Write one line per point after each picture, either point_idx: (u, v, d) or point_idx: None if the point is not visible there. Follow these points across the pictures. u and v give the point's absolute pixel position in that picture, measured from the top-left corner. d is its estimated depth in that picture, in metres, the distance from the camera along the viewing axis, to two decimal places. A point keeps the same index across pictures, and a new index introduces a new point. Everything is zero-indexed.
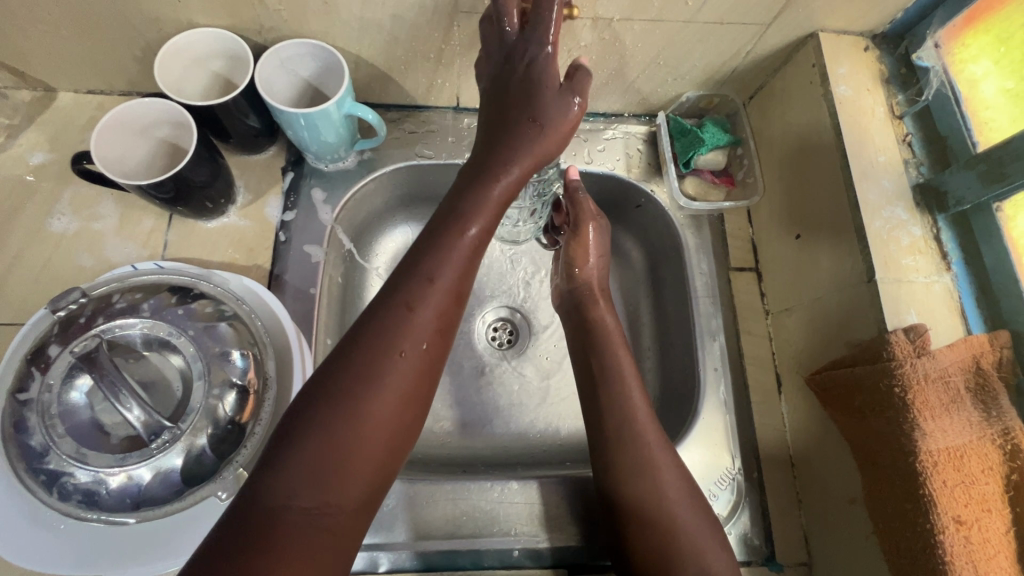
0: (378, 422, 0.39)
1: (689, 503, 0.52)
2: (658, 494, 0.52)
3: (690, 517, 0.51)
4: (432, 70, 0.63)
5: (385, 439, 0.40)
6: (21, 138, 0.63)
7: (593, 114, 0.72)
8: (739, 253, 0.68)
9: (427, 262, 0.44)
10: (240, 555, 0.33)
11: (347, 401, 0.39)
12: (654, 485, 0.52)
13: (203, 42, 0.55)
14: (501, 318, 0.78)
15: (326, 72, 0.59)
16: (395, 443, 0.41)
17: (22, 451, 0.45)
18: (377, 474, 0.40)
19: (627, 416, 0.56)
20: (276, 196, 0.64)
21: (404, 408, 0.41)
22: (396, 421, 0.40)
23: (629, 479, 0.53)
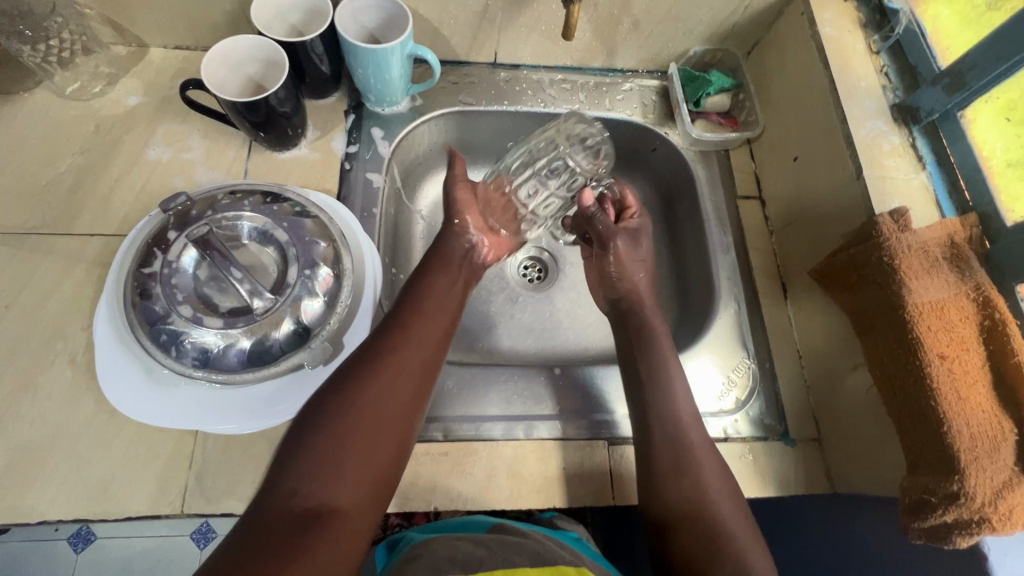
0: (358, 457, 0.45)
1: (736, 512, 0.54)
2: (700, 478, 0.55)
3: (730, 499, 0.54)
4: (476, 25, 0.73)
5: (386, 434, 0.47)
6: (117, 84, 0.72)
7: (612, 70, 0.83)
8: (744, 184, 0.78)
9: (408, 300, 0.58)
10: (267, 547, 0.39)
11: (336, 415, 0.46)
12: (695, 466, 0.56)
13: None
14: (532, 257, 0.87)
15: (387, 24, 0.68)
16: (384, 473, 0.46)
17: (147, 316, 0.53)
18: (380, 460, 0.46)
19: (657, 380, 0.61)
20: (340, 132, 0.73)
21: (387, 442, 0.47)
22: (392, 424, 0.48)
23: (672, 476, 0.56)
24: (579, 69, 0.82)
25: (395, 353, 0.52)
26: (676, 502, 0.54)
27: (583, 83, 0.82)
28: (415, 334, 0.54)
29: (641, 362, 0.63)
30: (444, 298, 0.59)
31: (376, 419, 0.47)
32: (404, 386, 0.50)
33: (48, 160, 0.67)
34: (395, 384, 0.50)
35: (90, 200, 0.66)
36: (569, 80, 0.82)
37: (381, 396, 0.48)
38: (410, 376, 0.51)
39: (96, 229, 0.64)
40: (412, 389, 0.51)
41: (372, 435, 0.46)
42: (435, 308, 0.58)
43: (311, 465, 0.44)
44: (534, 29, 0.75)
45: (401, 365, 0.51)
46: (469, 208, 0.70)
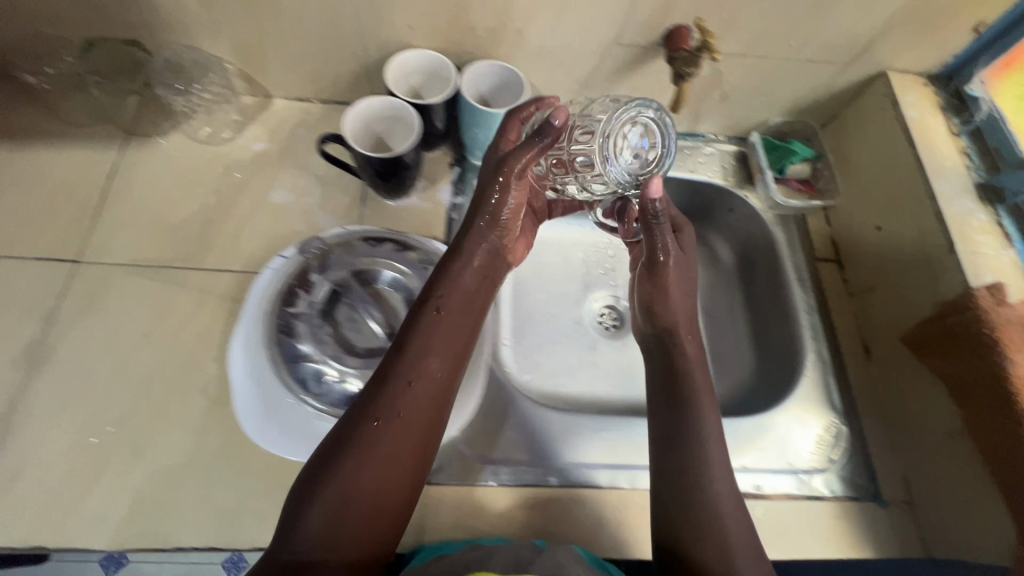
0: (369, 497, 0.47)
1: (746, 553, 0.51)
2: (683, 517, 0.53)
3: (739, 533, 0.52)
4: (578, 92, 0.79)
5: (380, 489, 0.47)
6: (244, 131, 0.78)
7: (693, 134, 0.88)
8: (821, 247, 0.82)
9: (418, 339, 0.54)
10: None
11: (348, 473, 0.46)
12: (698, 502, 0.53)
13: (418, 58, 0.71)
14: (608, 305, 0.91)
15: (502, 89, 0.74)
16: (384, 526, 0.47)
17: (292, 351, 0.57)
18: (383, 519, 0.48)
19: (682, 398, 0.60)
20: (446, 184, 0.78)
21: (393, 497, 0.48)
22: (379, 479, 0.47)
23: (675, 506, 0.54)
24: None
25: (399, 411, 0.50)
26: (686, 532, 0.52)
27: None
28: (422, 378, 0.51)
29: (684, 391, 0.60)
30: (450, 331, 0.55)
31: (376, 478, 0.47)
32: (393, 440, 0.49)
33: (182, 199, 0.72)
34: (384, 437, 0.48)
35: (220, 238, 0.70)
36: None
37: (383, 454, 0.48)
38: (412, 430, 0.50)
39: (225, 266, 0.69)
40: (394, 442, 0.49)
41: (383, 478, 0.48)
42: (437, 346, 0.54)
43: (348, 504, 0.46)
44: (630, 97, 0.80)
45: (404, 417, 0.50)
46: (517, 182, 0.59)
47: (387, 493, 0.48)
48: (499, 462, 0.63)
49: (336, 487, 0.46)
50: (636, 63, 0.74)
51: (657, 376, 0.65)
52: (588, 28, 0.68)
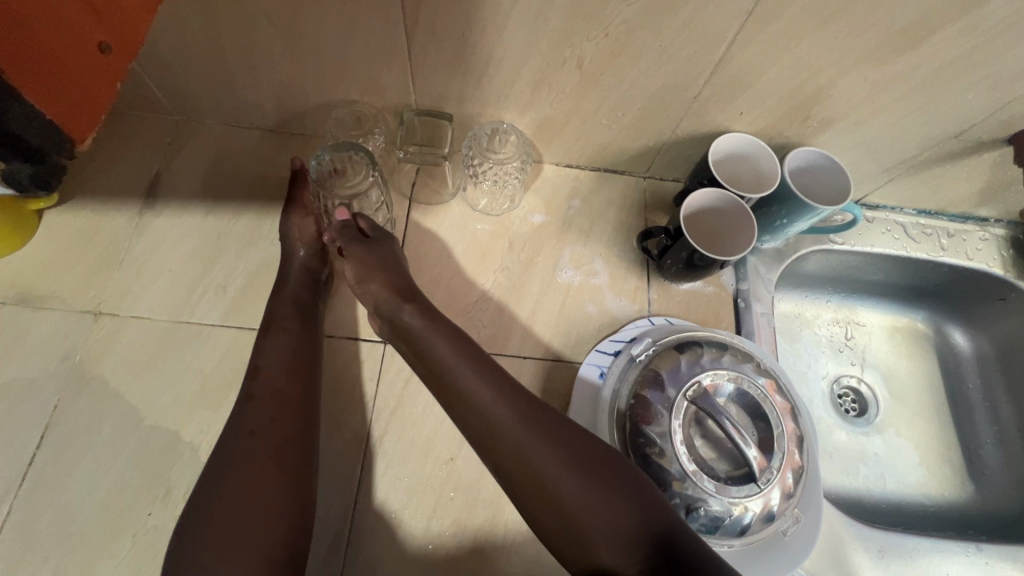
0: (230, 501, 0.47)
1: (586, 495, 0.45)
2: (520, 465, 0.47)
3: (567, 482, 0.46)
4: (872, 175, 0.74)
5: (243, 486, 0.47)
6: (521, 200, 0.75)
7: (966, 217, 0.83)
8: None
9: (268, 359, 0.56)
10: None
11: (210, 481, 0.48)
12: (517, 453, 0.48)
13: (747, 146, 0.68)
14: (848, 387, 0.87)
15: (815, 177, 0.69)
16: (265, 524, 0.46)
17: (656, 473, 0.54)
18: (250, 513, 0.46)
19: (436, 360, 0.54)
20: (728, 267, 0.75)
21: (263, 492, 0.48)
22: (257, 473, 0.48)
23: (517, 464, 0.48)
24: (935, 214, 0.83)
25: (251, 411, 0.52)
26: (538, 485, 0.46)
27: (940, 229, 0.82)
28: (263, 381, 0.55)
29: (423, 354, 0.54)
30: (294, 347, 0.58)
31: (246, 477, 0.48)
32: (250, 456, 0.49)
33: (474, 276, 0.70)
34: (230, 450, 0.50)
35: (516, 321, 0.68)
36: (924, 224, 0.82)
37: (247, 453, 0.49)
38: (260, 421, 0.52)
39: (527, 353, 0.67)
40: (266, 455, 0.50)
41: (260, 489, 0.48)
42: (277, 359, 0.57)
43: (213, 527, 0.45)
44: (925, 183, 0.75)
45: (269, 415, 0.52)
46: (305, 216, 0.67)
47: (273, 500, 0.48)
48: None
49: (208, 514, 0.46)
50: (960, 155, 0.69)
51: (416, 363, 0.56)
52: (937, 123, 0.63)
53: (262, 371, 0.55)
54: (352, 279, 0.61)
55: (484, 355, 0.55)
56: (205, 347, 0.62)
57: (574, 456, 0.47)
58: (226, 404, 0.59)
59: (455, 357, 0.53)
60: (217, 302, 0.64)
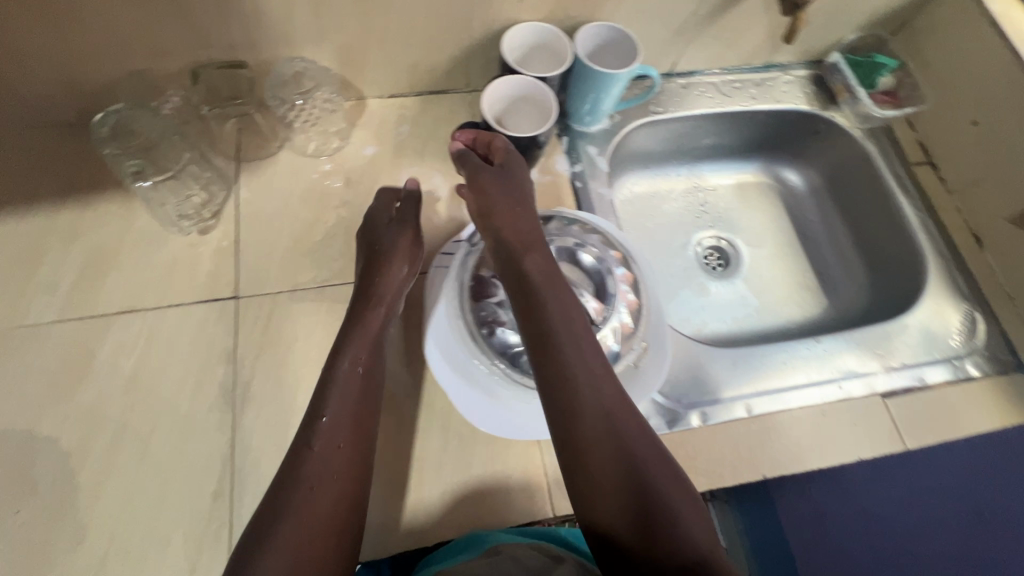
0: (325, 508, 0.48)
1: (632, 494, 0.47)
2: (576, 438, 0.49)
3: (617, 475, 0.48)
4: (668, 40, 0.79)
5: (325, 492, 0.49)
6: (351, 137, 0.76)
7: (770, 65, 0.90)
8: (913, 153, 0.86)
9: (353, 347, 0.57)
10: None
11: (292, 471, 0.50)
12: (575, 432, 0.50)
13: (540, 33, 0.71)
14: (711, 246, 0.95)
15: (609, 50, 0.74)
16: (328, 530, 0.48)
17: (501, 340, 0.61)
18: (329, 517, 0.48)
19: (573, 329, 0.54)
20: (561, 155, 0.79)
21: (334, 497, 0.49)
22: (339, 472, 0.50)
23: (577, 435, 0.49)
24: (742, 68, 0.89)
25: (341, 414, 0.53)
26: (593, 459, 0.48)
27: (749, 81, 0.89)
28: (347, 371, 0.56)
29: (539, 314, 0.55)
30: (375, 338, 0.59)
31: (327, 485, 0.49)
32: (338, 450, 0.51)
33: (317, 217, 0.71)
34: (331, 456, 0.51)
35: None
36: (733, 80, 0.88)
37: (343, 452, 0.51)
38: (343, 419, 0.53)
39: None
40: (348, 457, 0.51)
41: (334, 497, 0.49)
42: (367, 349, 0.58)
43: (294, 518, 0.47)
44: (718, 38, 0.81)
45: (350, 417, 0.53)
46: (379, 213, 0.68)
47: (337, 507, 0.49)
48: (703, 405, 0.66)
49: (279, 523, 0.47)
50: (732, 2, 0.75)
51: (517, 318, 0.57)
52: None
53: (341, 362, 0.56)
54: (407, 256, 0.65)
55: (579, 305, 0.57)
56: (46, 345, 0.61)
57: (633, 460, 0.48)
58: (79, 390, 0.59)
59: (562, 313, 0.55)
60: (51, 299, 0.63)
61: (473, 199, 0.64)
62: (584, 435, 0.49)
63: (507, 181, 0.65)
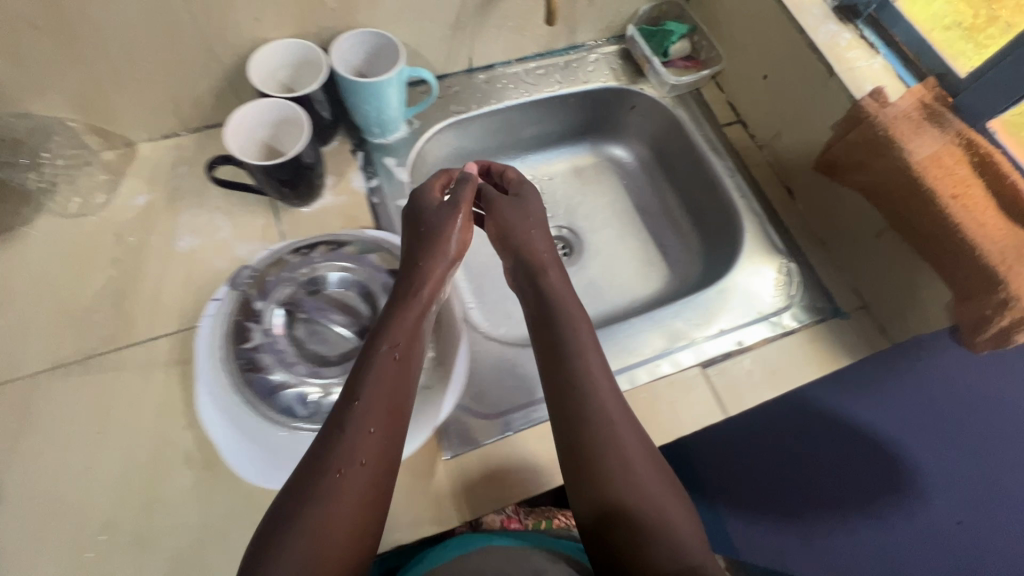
0: (353, 497, 0.47)
1: (654, 509, 0.52)
2: (614, 440, 0.55)
3: (654, 484, 0.54)
4: (450, 37, 0.77)
5: (343, 528, 0.45)
6: (120, 187, 0.71)
7: (575, 46, 0.88)
8: (723, 114, 0.86)
9: (370, 380, 0.53)
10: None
11: (309, 489, 0.46)
12: (615, 440, 0.55)
13: (293, 49, 0.67)
14: (554, 236, 0.92)
15: (375, 57, 0.71)
16: (355, 553, 0.46)
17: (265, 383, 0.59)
18: (347, 536, 0.46)
19: (590, 373, 0.58)
20: (356, 171, 0.75)
21: (342, 527, 0.45)
22: (350, 515, 0.46)
23: (608, 444, 0.54)
24: (545, 53, 0.87)
25: (350, 466, 0.48)
26: (609, 494, 0.53)
27: (554, 65, 0.87)
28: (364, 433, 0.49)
29: (563, 344, 0.60)
30: (394, 377, 0.54)
31: (349, 516, 0.46)
32: (371, 465, 0.49)
33: (82, 280, 0.65)
34: (366, 448, 0.49)
35: (141, 306, 0.64)
36: (537, 67, 0.86)
37: (376, 486, 0.49)
38: (371, 445, 0.49)
39: (158, 331, 0.63)
40: (360, 494, 0.47)
41: (359, 498, 0.47)
42: (386, 389, 0.53)
43: (326, 534, 0.45)
44: (503, 28, 0.79)
45: (383, 443, 0.50)
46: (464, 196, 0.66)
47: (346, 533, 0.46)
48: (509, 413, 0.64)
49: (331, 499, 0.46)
50: None
51: (540, 349, 0.62)
52: None
53: (363, 406, 0.51)
54: (451, 254, 0.64)
55: (586, 323, 0.63)
56: None
57: (654, 479, 0.54)
58: None
59: (579, 350, 0.60)
60: None
61: (491, 227, 0.72)
62: (616, 441, 0.55)
63: (524, 210, 0.70)
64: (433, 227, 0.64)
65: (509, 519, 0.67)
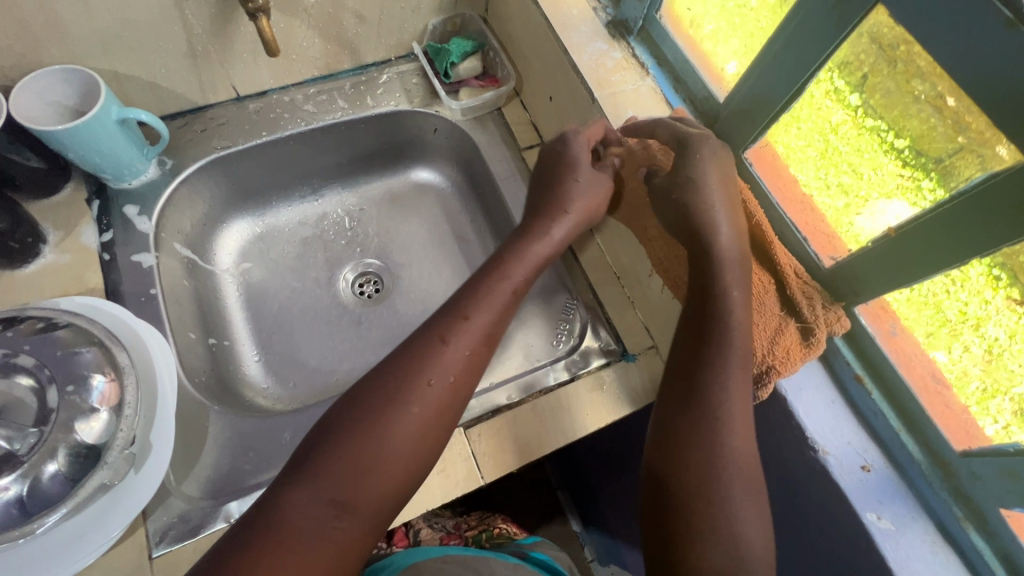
0: (410, 436, 0.45)
1: (746, 500, 0.44)
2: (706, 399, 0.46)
3: (737, 462, 0.45)
4: (191, 66, 0.68)
5: (406, 461, 0.44)
6: None
7: (365, 66, 0.81)
8: (525, 135, 0.80)
9: (475, 305, 0.51)
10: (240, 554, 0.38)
11: (374, 419, 0.44)
12: (705, 396, 0.47)
13: None
14: (361, 273, 0.85)
15: (86, 94, 0.63)
16: (391, 499, 0.44)
17: None
18: (394, 491, 0.44)
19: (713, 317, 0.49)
20: (88, 223, 0.67)
21: (396, 472, 0.44)
22: (413, 445, 0.45)
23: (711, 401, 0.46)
24: (329, 76, 0.79)
25: (421, 389, 0.46)
26: (693, 453, 0.45)
27: (340, 89, 0.80)
28: (457, 355, 0.48)
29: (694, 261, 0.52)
30: (498, 314, 0.52)
31: (404, 455, 0.44)
32: (423, 405, 0.46)
33: None
34: (455, 363, 0.48)
35: None
36: (321, 92, 0.79)
37: (403, 440, 0.45)
38: (430, 402, 0.46)
39: None
40: (428, 418, 0.46)
41: (416, 436, 0.45)
42: (485, 322, 0.51)
43: (359, 490, 0.42)
44: (258, 53, 0.71)
45: (426, 413, 0.46)
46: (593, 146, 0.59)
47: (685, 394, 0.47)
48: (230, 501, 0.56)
49: (297, 487, 0.42)
50: (229, 16, 0.64)
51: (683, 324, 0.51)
52: None
53: (467, 323, 0.50)
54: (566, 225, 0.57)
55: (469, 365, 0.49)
56: None
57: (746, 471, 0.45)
58: None
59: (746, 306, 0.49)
60: None
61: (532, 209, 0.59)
62: (713, 383, 0.47)
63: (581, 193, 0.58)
64: (586, 168, 0.58)
65: (446, 535, 0.85)
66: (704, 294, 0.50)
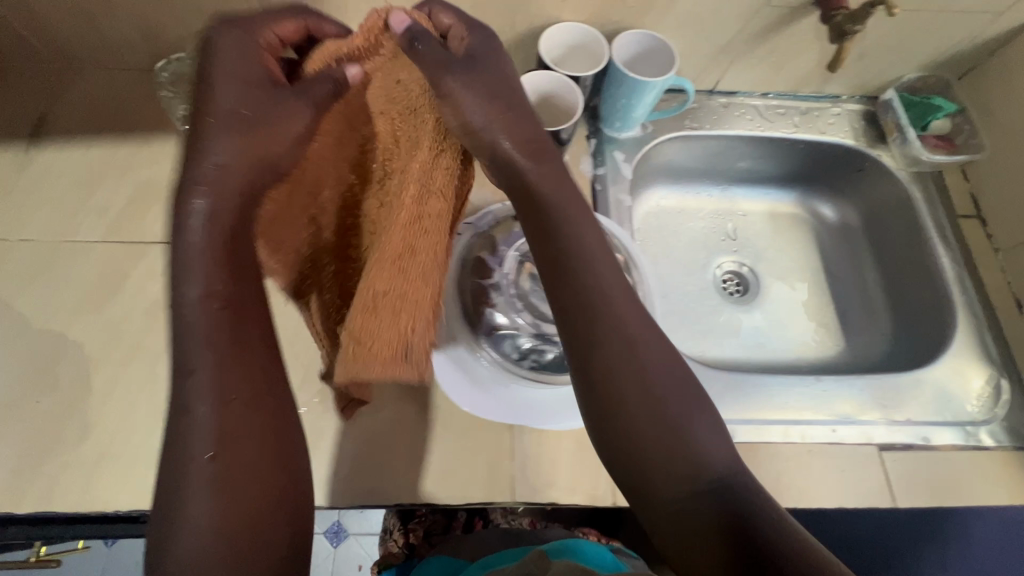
0: (243, 458, 0.39)
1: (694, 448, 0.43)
2: (617, 328, 0.44)
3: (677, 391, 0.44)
4: (712, 57, 0.79)
5: (250, 482, 0.39)
6: None
7: (821, 95, 0.87)
8: (962, 204, 0.82)
9: (229, 190, 0.40)
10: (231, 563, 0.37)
11: (177, 457, 0.38)
12: (618, 329, 0.45)
13: (580, 34, 0.73)
14: (732, 271, 0.92)
15: (652, 57, 0.74)
16: (269, 497, 0.39)
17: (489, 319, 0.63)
18: (278, 471, 0.40)
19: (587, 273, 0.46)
20: (586, 156, 0.80)
21: (262, 464, 0.40)
22: (253, 454, 0.39)
23: (635, 376, 0.44)
24: (790, 95, 0.87)
25: (197, 381, 0.38)
26: (637, 420, 0.43)
27: (795, 109, 0.87)
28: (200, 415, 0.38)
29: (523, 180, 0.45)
30: (233, 210, 0.40)
31: (237, 462, 0.38)
32: (217, 426, 0.38)
33: None
34: (206, 391, 0.38)
35: None
36: (779, 106, 0.87)
37: (240, 441, 0.39)
38: (234, 388, 0.39)
39: None
40: (252, 436, 0.39)
41: (231, 468, 0.38)
42: (197, 258, 0.39)
43: (222, 495, 0.38)
44: (765, 60, 0.80)
45: (209, 433, 0.38)
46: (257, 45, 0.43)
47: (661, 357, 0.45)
48: None
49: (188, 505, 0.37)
50: (782, 24, 0.73)
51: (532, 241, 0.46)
52: None
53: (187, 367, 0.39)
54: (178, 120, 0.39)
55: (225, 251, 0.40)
56: (92, 260, 0.68)
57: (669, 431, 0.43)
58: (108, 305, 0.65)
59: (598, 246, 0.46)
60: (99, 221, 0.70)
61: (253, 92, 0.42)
62: (636, 344, 0.45)
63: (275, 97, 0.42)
64: (269, 114, 0.41)
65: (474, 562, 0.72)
66: (559, 240, 0.45)
